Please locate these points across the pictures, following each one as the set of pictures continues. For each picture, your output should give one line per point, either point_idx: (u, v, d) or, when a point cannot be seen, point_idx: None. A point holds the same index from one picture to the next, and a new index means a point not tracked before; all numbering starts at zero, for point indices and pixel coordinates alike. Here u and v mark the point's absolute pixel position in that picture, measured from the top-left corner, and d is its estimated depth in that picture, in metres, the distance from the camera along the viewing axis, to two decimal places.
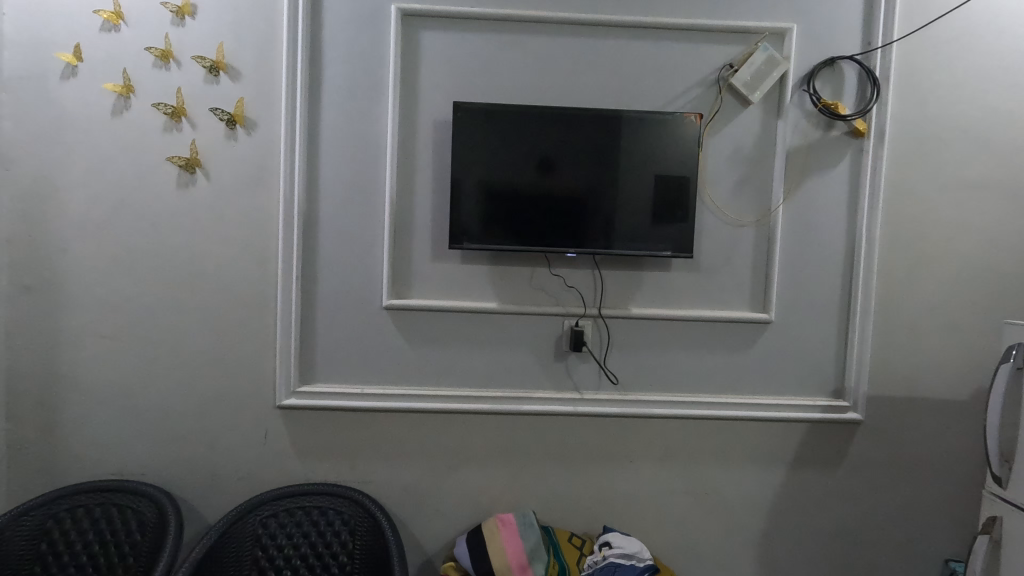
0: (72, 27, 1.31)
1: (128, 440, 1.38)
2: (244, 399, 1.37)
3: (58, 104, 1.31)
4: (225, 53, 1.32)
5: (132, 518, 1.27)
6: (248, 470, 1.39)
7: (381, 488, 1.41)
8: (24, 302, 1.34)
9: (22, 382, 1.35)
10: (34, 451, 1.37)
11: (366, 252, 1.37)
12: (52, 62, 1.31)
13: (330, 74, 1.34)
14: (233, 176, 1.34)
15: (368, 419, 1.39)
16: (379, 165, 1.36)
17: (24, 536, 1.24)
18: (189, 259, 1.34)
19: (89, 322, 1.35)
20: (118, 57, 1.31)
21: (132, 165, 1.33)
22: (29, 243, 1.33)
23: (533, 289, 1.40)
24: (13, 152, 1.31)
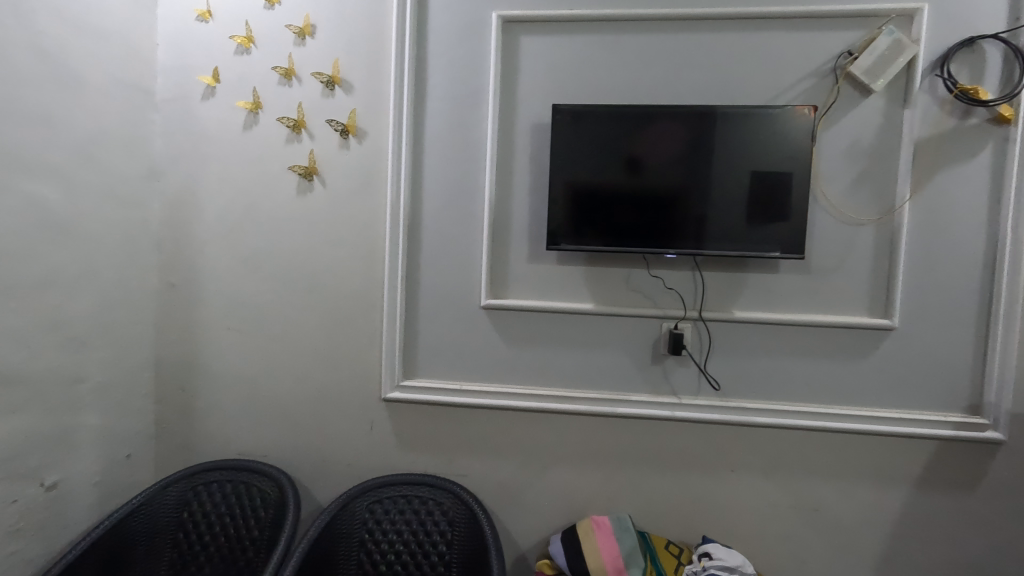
0: (211, 52, 1.46)
1: (253, 424, 1.51)
2: (353, 391, 1.47)
3: (199, 121, 1.47)
4: (340, 68, 1.42)
5: (256, 495, 1.40)
6: (356, 458, 1.48)
7: (477, 483, 1.45)
8: (171, 298, 1.52)
9: (168, 368, 1.53)
10: (176, 430, 1.54)
11: (466, 253, 1.41)
12: (195, 84, 1.47)
13: (434, 84, 1.41)
14: (345, 182, 1.44)
15: (467, 415, 1.44)
16: (478, 168, 1.40)
17: (170, 504, 1.40)
18: (307, 259, 1.46)
19: (222, 315, 1.50)
20: (249, 76, 1.45)
21: (260, 174, 1.46)
22: (175, 245, 1.50)
23: (630, 290, 1.38)
24: (163, 165, 1.49)
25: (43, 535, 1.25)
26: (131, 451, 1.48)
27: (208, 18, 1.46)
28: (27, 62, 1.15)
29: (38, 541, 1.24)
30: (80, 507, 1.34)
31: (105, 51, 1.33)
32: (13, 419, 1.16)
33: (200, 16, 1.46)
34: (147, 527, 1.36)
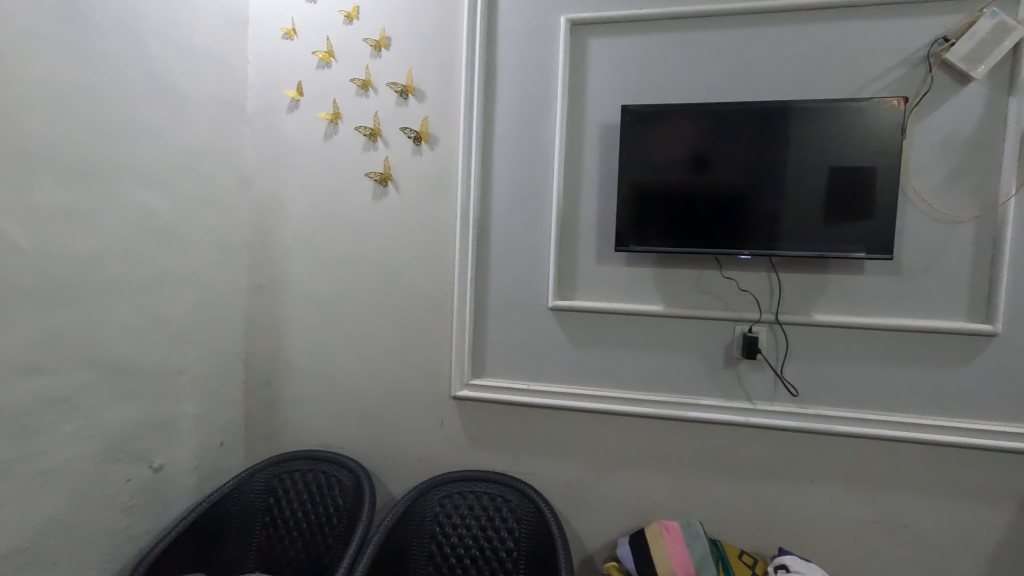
0: (296, 67, 1.56)
1: (332, 417, 1.60)
2: (425, 388, 1.52)
3: (285, 133, 1.58)
4: (414, 78, 1.48)
5: (335, 484, 1.48)
6: (427, 453, 1.53)
7: (544, 483, 1.47)
8: (259, 297, 1.63)
9: (256, 363, 1.65)
10: (263, 420, 1.65)
11: (533, 255, 1.43)
12: (281, 97, 1.57)
13: (502, 89, 1.43)
14: (417, 187, 1.49)
15: (534, 414, 1.46)
16: (546, 170, 1.42)
17: (259, 489, 1.50)
18: (381, 261, 1.53)
19: (304, 314, 1.60)
20: (329, 89, 1.54)
21: (339, 181, 1.54)
22: (263, 248, 1.61)
23: (701, 292, 1.35)
24: (253, 174, 1.60)
25: (151, 512, 1.38)
26: (223, 439, 1.60)
27: (293, 36, 1.55)
28: (139, 84, 1.27)
29: (146, 518, 1.36)
30: (181, 488, 1.46)
31: (204, 70, 1.45)
32: (127, 406, 1.29)
33: (285, 34, 1.56)
34: (238, 509, 1.47)
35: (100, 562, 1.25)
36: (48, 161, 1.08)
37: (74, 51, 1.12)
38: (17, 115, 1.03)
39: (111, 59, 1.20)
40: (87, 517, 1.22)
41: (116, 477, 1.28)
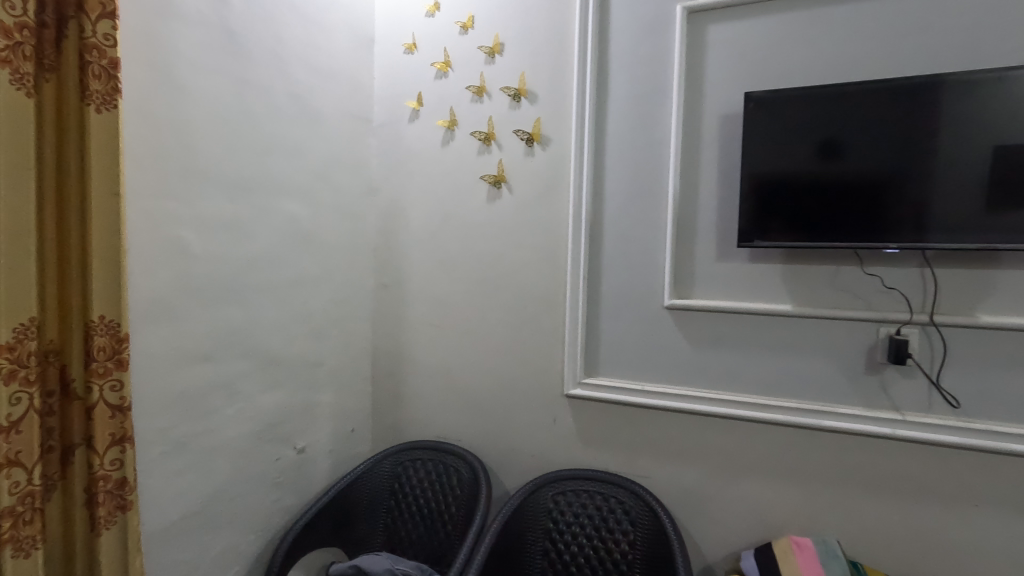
0: (416, 79, 1.65)
1: (449, 410, 1.68)
2: (537, 385, 1.55)
3: (407, 141, 1.68)
4: (526, 80, 1.50)
5: (454, 475, 1.55)
6: (540, 449, 1.56)
7: (660, 486, 1.43)
8: (383, 296, 1.75)
9: (381, 357, 1.77)
10: (387, 411, 1.77)
11: (648, 252, 1.40)
12: (402, 108, 1.68)
13: (615, 85, 1.42)
14: (530, 188, 1.52)
15: (649, 415, 1.42)
16: (661, 165, 1.38)
17: (385, 474, 1.61)
18: (495, 261, 1.57)
19: (424, 312, 1.69)
20: (446, 97, 1.61)
21: (456, 184, 1.61)
22: (388, 250, 1.73)
23: (837, 290, 1.24)
24: (379, 182, 1.73)
25: (296, 489, 1.54)
26: (354, 426, 1.74)
27: (413, 49, 1.65)
28: (285, 105, 1.42)
29: (291, 495, 1.52)
30: (319, 469, 1.61)
31: (336, 88, 1.58)
32: (276, 393, 1.45)
33: (406, 48, 1.66)
34: (367, 492, 1.58)
35: (256, 529, 1.42)
36: (216, 177, 1.25)
37: (235, 79, 1.28)
38: (193, 139, 1.19)
39: (263, 85, 1.35)
40: (246, 488, 1.38)
41: (268, 456, 1.44)
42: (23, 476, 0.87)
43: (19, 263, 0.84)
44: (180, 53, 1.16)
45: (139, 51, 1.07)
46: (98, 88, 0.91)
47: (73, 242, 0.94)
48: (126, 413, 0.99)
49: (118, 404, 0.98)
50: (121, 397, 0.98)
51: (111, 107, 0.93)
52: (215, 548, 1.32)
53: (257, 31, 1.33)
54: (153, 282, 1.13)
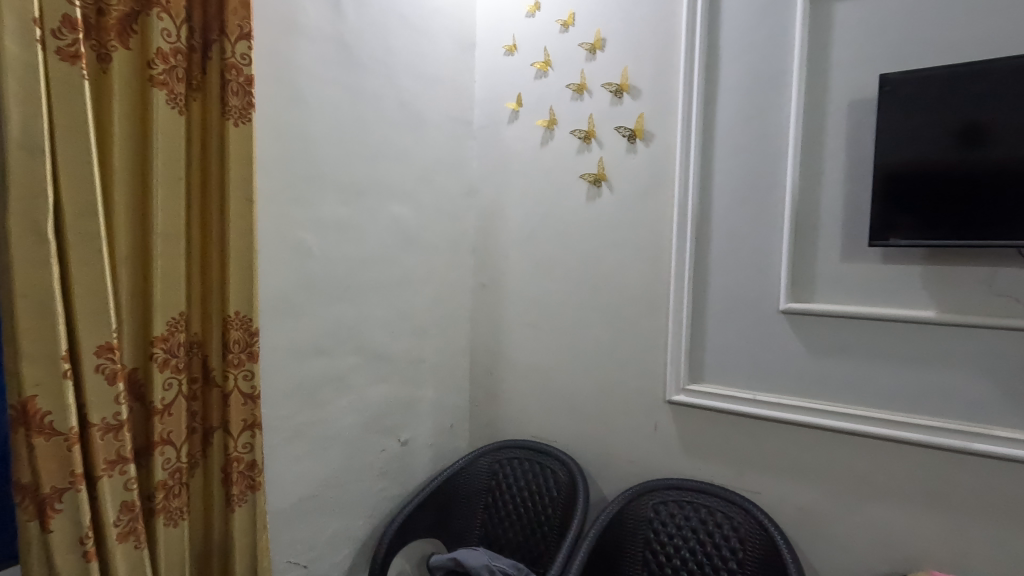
0: (516, 80, 1.66)
1: (546, 411, 1.67)
2: (637, 390, 1.50)
3: (506, 142, 1.69)
4: (629, 75, 1.46)
5: (551, 477, 1.55)
6: (639, 456, 1.51)
7: (773, 503, 1.33)
8: (481, 295, 1.78)
9: (479, 356, 1.80)
10: (484, 409, 1.80)
11: (762, 252, 1.31)
12: (502, 110, 1.69)
13: (726, 74, 1.33)
14: (632, 186, 1.48)
15: (761, 427, 1.33)
16: (778, 158, 1.28)
17: (482, 471, 1.63)
18: (595, 260, 1.55)
19: (521, 312, 1.70)
20: (546, 97, 1.61)
21: (555, 184, 1.60)
22: (486, 250, 1.75)
23: (993, 296, 1.09)
24: (478, 183, 1.76)
25: (399, 480, 1.60)
26: (453, 422, 1.78)
27: (513, 51, 1.65)
28: (393, 111, 1.48)
29: (395, 485, 1.59)
30: (420, 462, 1.67)
31: (440, 93, 1.63)
32: (382, 387, 1.52)
33: (506, 50, 1.67)
34: (464, 487, 1.61)
35: (363, 515, 1.50)
36: (332, 182, 1.33)
37: (350, 89, 1.36)
38: (313, 147, 1.28)
39: (374, 93, 1.42)
40: (356, 476, 1.46)
41: (375, 446, 1.52)
42: (172, 453, 0.98)
43: (172, 263, 0.95)
44: (303, 67, 1.24)
45: (269, 68, 1.17)
46: (236, 104, 1.00)
47: (214, 244, 1.03)
48: (257, 401, 1.08)
49: (250, 392, 1.07)
50: (253, 386, 1.07)
51: (246, 121, 1.02)
52: (328, 530, 1.40)
53: (369, 42, 1.40)
54: (278, 281, 1.23)
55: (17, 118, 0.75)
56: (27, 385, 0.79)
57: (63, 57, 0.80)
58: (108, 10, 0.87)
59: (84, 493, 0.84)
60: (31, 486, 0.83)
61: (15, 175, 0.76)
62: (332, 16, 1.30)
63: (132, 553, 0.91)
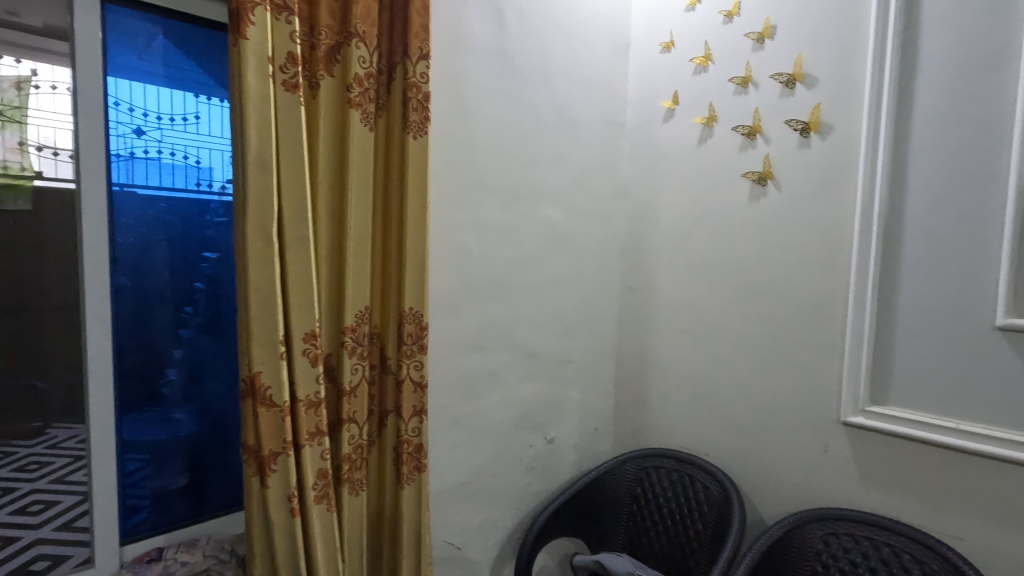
0: (673, 78, 1.61)
1: (696, 422, 1.59)
2: (805, 407, 1.37)
3: (660, 141, 1.64)
4: (802, 63, 1.34)
5: (701, 491, 1.47)
6: (805, 480, 1.37)
7: (980, 553, 1.13)
8: (630, 299, 1.75)
9: (625, 360, 1.77)
10: (629, 414, 1.77)
11: (972, 257, 1.12)
12: (657, 108, 1.65)
13: (927, 52, 1.16)
14: (804, 184, 1.35)
15: (966, 461, 1.13)
16: (996, 147, 1.08)
17: (627, 477, 1.60)
18: (758, 265, 1.44)
19: (672, 317, 1.64)
20: (706, 92, 1.53)
21: (713, 183, 1.53)
22: (636, 253, 1.72)
23: None
24: (629, 184, 1.73)
25: (545, 476, 1.64)
26: (598, 425, 1.78)
27: (670, 47, 1.61)
28: (548, 117, 1.52)
29: (541, 481, 1.63)
30: (565, 461, 1.70)
31: (594, 96, 1.64)
32: (532, 384, 1.57)
33: (663, 47, 1.63)
34: (609, 492, 1.60)
35: (511, 507, 1.56)
36: (492, 188, 1.40)
37: (510, 98, 1.42)
38: (476, 155, 1.36)
39: (532, 101, 1.47)
40: (505, 468, 1.53)
41: (523, 442, 1.57)
42: (356, 431, 1.11)
43: (361, 262, 1.07)
44: (470, 80, 1.33)
45: (441, 84, 1.27)
46: (416, 118, 1.10)
47: (393, 246, 1.15)
48: (424, 390, 1.18)
49: (419, 380, 1.17)
50: (422, 376, 1.17)
51: (423, 134, 1.12)
52: (479, 516, 1.49)
53: (529, 51, 1.45)
54: (444, 281, 1.33)
55: (255, 140, 0.91)
56: (255, 362, 0.95)
57: (287, 87, 0.94)
58: (318, 44, 1.01)
59: (292, 457, 0.98)
60: (254, 447, 0.99)
61: (252, 188, 0.92)
62: (497, 30, 1.37)
63: (325, 514, 1.04)
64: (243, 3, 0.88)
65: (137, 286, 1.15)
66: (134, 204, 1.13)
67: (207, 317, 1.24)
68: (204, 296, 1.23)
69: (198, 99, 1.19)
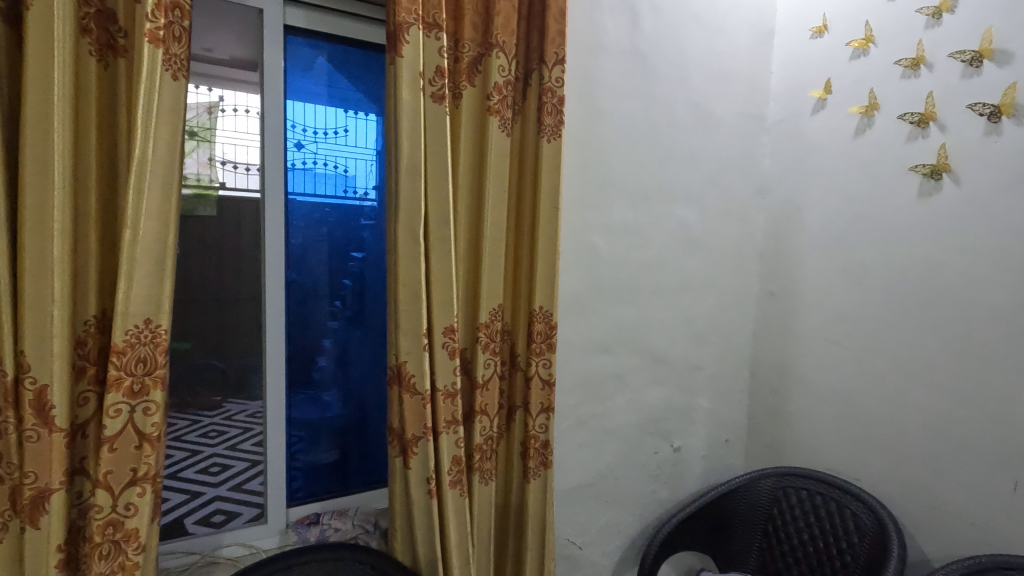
0: (825, 64, 1.47)
1: (845, 442, 1.44)
2: (987, 435, 1.18)
3: (809, 135, 1.51)
4: (992, 37, 1.16)
5: (850, 519, 1.33)
6: (986, 519, 1.19)
7: None
8: (769, 305, 1.63)
9: (762, 370, 1.66)
10: (765, 427, 1.65)
11: None
12: (806, 99, 1.52)
13: None
14: (992, 177, 1.17)
15: None
16: None
17: (763, 496, 1.49)
18: (927, 270, 1.27)
19: (818, 326, 1.50)
20: (866, 78, 1.38)
21: (873, 178, 1.37)
22: (777, 255, 1.60)
23: None
24: (771, 182, 1.62)
25: (671, 485, 1.59)
26: (729, 436, 1.69)
27: (823, 32, 1.47)
28: (684, 114, 1.47)
29: (666, 490, 1.58)
30: (693, 472, 1.63)
31: (734, 90, 1.56)
32: (659, 389, 1.53)
33: (815, 32, 1.49)
34: (743, 510, 1.49)
35: (635, 513, 1.53)
36: (623, 189, 1.39)
37: (644, 97, 1.40)
38: (607, 155, 1.36)
39: (666, 98, 1.44)
40: (630, 473, 1.51)
41: (649, 448, 1.54)
42: (487, 423, 1.16)
43: (496, 262, 1.12)
44: (603, 81, 1.33)
45: (575, 86, 1.29)
46: (550, 122, 1.13)
47: (526, 247, 1.19)
48: (552, 387, 1.20)
49: (548, 378, 1.20)
50: (550, 373, 1.20)
51: (557, 136, 1.14)
52: (601, 519, 1.48)
53: (664, 48, 1.42)
54: (573, 282, 1.35)
55: (407, 149, 0.99)
56: (402, 352, 1.04)
57: (435, 99, 1.02)
58: (462, 56, 1.08)
59: (431, 442, 1.06)
60: (399, 431, 1.08)
61: (404, 193, 1.00)
62: (631, 30, 1.36)
63: (459, 499, 1.11)
64: (400, 24, 0.97)
65: (305, 281, 1.31)
66: (304, 209, 1.29)
67: (355, 311, 1.37)
68: (352, 291, 1.37)
69: (350, 114, 1.32)
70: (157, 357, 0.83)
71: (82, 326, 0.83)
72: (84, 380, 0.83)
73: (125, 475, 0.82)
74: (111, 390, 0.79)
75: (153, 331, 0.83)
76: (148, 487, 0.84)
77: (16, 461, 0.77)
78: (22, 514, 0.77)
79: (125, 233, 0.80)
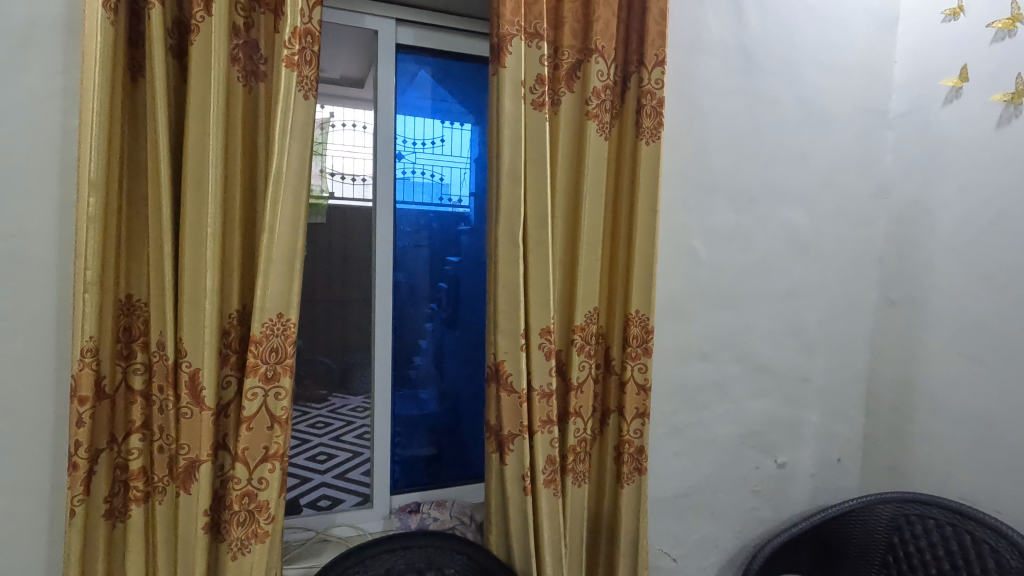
0: (960, 50, 1.33)
1: (983, 469, 1.29)
2: None
3: (940, 127, 1.37)
4: None
5: (990, 556, 1.19)
6: None
7: None
8: (890, 314, 1.50)
9: (881, 385, 1.52)
10: (885, 448, 1.51)
11: None
12: (937, 89, 1.38)
13: None
14: None
15: None
16: None
17: (882, 524, 1.36)
18: None
19: (949, 339, 1.35)
20: (1012, 62, 1.23)
21: (1020, 174, 1.22)
22: (900, 260, 1.47)
23: None
24: (894, 181, 1.49)
25: (774, 503, 1.50)
26: (841, 456, 1.57)
27: (958, 14, 1.33)
28: (793, 111, 1.40)
29: (768, 508, 1.50)
30: (800, 491, 1.53)
31: (850, 82, 1.45)
32: (762, 401, 1.46)
33: (947, 15, 1.35)
34: (857, 537, 1.38)
35: (733, 529, 1.47)
36: (725, 190, 1.35)
37: (748, 96, 1.34)
38: (709, 155, 1.32)
39: (773, 94, 1.37)
40: (728, 487, 1.45)
41: (750, 462, 1.46)
42: (581, 425, 1.17)
43: (592, 265, 1.13)
44: (705, 81, 1.30)
45: (676, 87, 1.27)
46: (649, 124, 1.12)
47: (623, 250, 1.18)
48: (648, 393, 1.18)
49: (643, 383, 1.18)
50: (646, 378, 1.18)
51: (656, 139, 1.13)
52: (697, 532, 1.43)
53: (771, 43, 1.36)
54: (670, 287, 1.32)
55: (508, 155, 1.03)
56: (500, 351, 1.08)
57: (535, 106, 1.05)
58: (561, 64, 1.10)
59: (526, 441, 1.09)
60: (496, 427, 1.12)
61: (504, 198, 1.04)
62: (735, 26, 1.31)
63: (552, 498, 1.12)
64: (504, 36, 1.01)
65: (409, 283, 1.39)
66: (409, 215, 1.38)
67: (450, 312, 1.43)
68: (448, 293, 1.43)
69: (453, 126, 1.40)
70: (287, 348, 0.93)
71: (226, 318, 0.94)
72: (228, 365, 0.95)
73: (259, 451, 0.92)
74: (249, 375, 0.90)
75: (284, 324, 0.93)
76: (277, 464, 0.93)
77: (174, 433, 0.90)
78: (177, 480, 0.89)
79: (264, 236, 0.90)
